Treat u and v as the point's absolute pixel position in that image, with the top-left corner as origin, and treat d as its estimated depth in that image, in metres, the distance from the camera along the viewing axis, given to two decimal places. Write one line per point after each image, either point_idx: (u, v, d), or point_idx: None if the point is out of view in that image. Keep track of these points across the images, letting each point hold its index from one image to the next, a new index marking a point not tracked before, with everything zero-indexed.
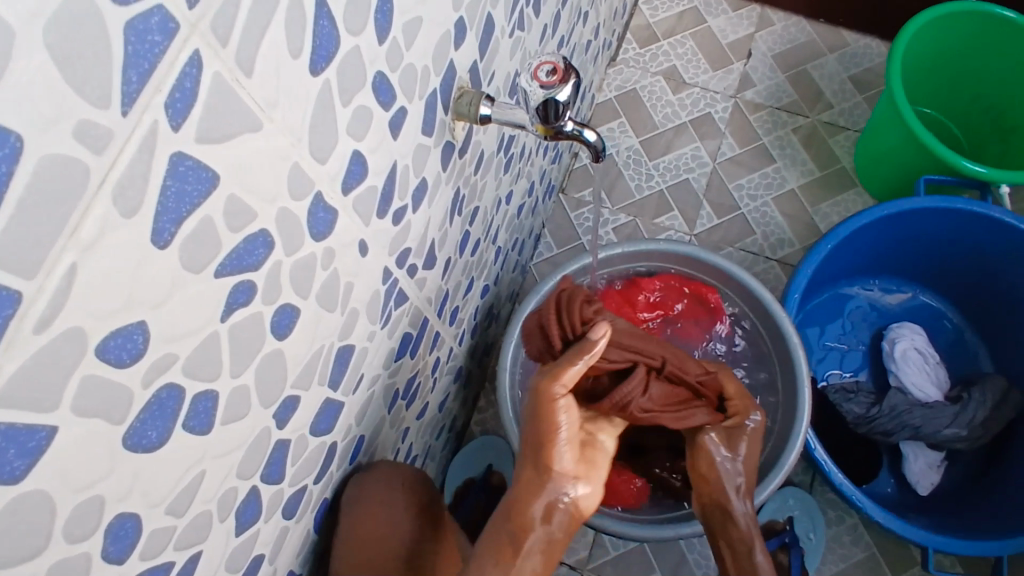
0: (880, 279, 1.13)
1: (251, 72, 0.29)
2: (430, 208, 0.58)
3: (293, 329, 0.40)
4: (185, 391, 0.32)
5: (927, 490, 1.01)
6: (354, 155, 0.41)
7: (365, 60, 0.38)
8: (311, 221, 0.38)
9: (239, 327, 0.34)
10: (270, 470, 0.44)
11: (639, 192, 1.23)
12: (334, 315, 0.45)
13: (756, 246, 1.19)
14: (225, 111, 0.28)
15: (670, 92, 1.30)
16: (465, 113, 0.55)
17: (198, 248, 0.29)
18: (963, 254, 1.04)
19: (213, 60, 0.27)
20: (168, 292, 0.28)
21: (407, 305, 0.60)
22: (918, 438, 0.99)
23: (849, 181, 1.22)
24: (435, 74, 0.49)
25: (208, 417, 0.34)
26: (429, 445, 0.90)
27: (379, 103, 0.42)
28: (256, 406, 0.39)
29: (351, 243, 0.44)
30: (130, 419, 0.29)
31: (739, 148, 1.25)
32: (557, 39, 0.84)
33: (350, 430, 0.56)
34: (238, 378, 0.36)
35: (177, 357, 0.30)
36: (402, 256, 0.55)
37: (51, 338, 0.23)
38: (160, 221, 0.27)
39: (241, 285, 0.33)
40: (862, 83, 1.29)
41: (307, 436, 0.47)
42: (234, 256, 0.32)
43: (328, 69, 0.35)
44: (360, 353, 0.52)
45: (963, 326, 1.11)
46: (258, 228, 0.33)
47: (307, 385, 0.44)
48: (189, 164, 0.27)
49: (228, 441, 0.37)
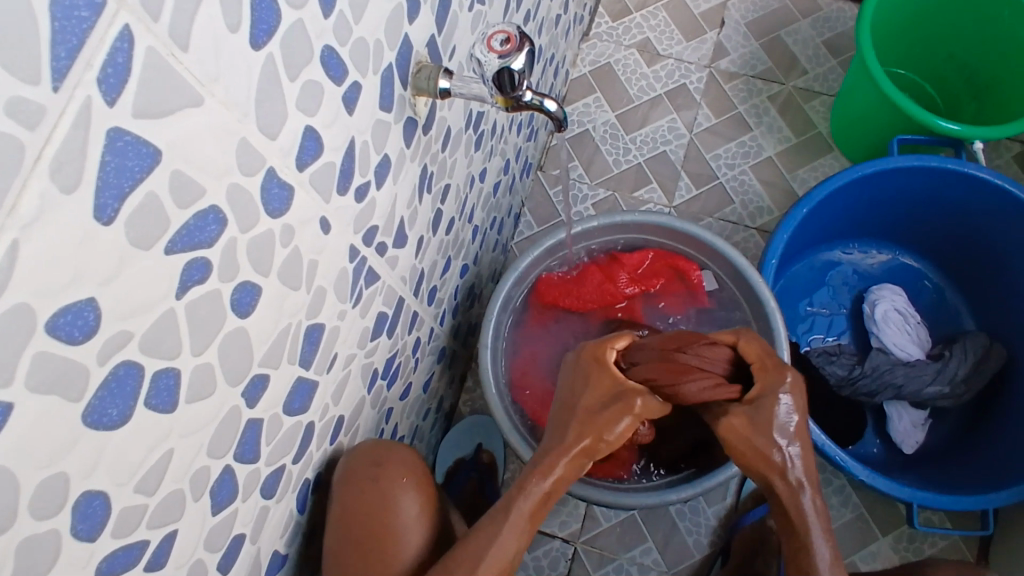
0: (860, 242, 1.14)
1: (187, 47, 0.29)
2: (396, 186, 0.58)
3: (256, 307, 0.40)
4: (144, 369, 0.32)
5: (912, 449, 1.02)
6: (307, 130, 0.41)
7: (310, 34, 0.38)
8: (265, 198, 0.38)
9: (197, 305, 0.35)
10: (244, 449, 0.44)
11: (617, 166, 1.23)
12: (300, 293, 0.45)
13: (735, 215, 1.20)
14: (162, 86, 0.28)
15: (644, 65, 1.29)
16: (424, 88, 0.55)
17: (146, 224, 0.30)
18: (940, 212, 1.04)
19: (146, 34, 0.27)
20: (117, 268, 0.29)
21: (379, 284, 0.61)
22: (901, 397, 1.01)
23: (826, 146, 1.23)
24: (389, 49, 0.49)
25: (171, 395, 0.35)
26: (416, 425, 0.91)
27: (331, 79, 0.42)
28: (223, 385, 0.39)
29: (312, 220, 0.44)
30: (89, 396, 0.29)
31: (715, 118, 1.26)
32: (522, 13, 0.84)
33: (327, 410, 0.57)
34: (200, 356, 0.36)
35: (134, 334, 0.31)
36: (369, 235, 0.55)
37: None
38: (101, 197, 0.27)
39: (196, 262, 0.34)
40: (836, 47, 1.29)
41: (280, 416, 0.48)
42: (185, 233, 0.32)
43: (270, 43, 0.35)
44: (332, 332, 0.53)
45: (945, 285, 1.12)
46: (208, 204, 0.33)
47: (276, 363, 0.45)
48: (128, 139, 0.27)
49: (194, 420, 0.37)
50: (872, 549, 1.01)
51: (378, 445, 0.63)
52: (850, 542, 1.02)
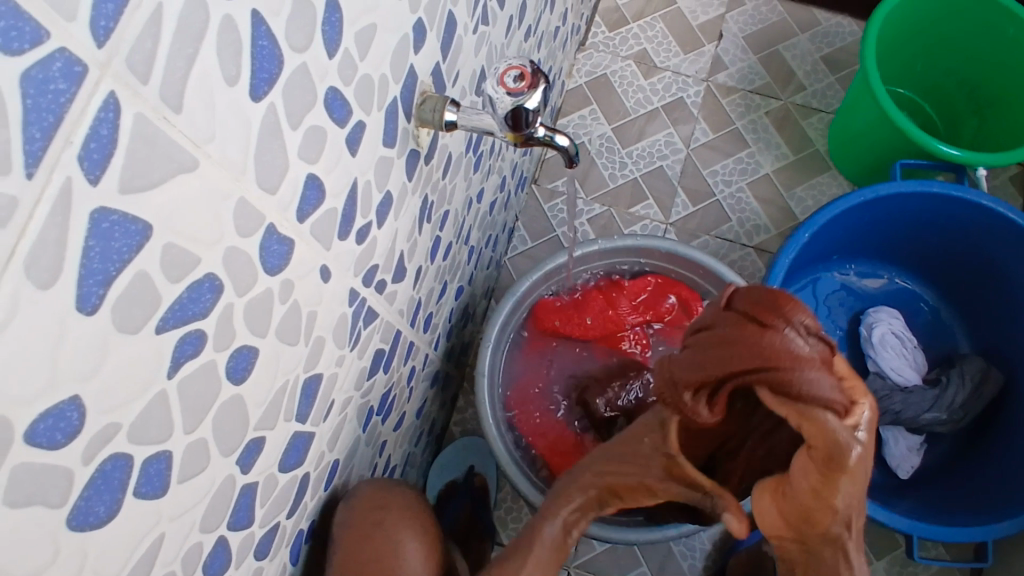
0: (857, 263, 1.13)
1: (181, 108, 0.26)
2: (397, 221, 0.55)
3: (251, 371, 0.37)
4: (132, 458, 0.29)
5: (908, 473, 1.01)
6: (309, 179, 0.37)
7: (315, 77, 0.35)
8: (263, 255, 0.35)
9: (189, 381, 0.32)
10: (237, 516, 0.41)
11: (613, 181, 1.21)
12: (297, 347, 0.42)
13: (732, 233, 1.18)
14: (152, 155, 0.25)
15: (641, 77, 1.27)
16: (429, 120, 0.52)
17: (134, 307, 0.26)
18: (939, 235, 1.04)
19: (134, 101, 0.24)
20: (100, 360, 0.26)
21: (378, 322, 0.58)
22: (897, 422, 1.00)
23: (824, 164, 1.22)
24: (395, 82, 0.46)
25: (161, 479, 0.32)
26: (409, 452, 0.88)
27: (334, 121, 0.39)
28: (216, 458, 0.36)
29: (312, 270, 0.41)
30: (71, 499, 0.26)
31: (713, 133, 1.24)
32: (524, 30, 0.81)
33: (322, 458, 0.54)
34: (193, 433, 0.33)
35: (120, 425, 0.28)
36: (369, 275, 0.52)
37: None
38: (84, 285, 0.24)
39: (189, 336, 0.31)
40: (834, 63, 1.28)
41: (275, 475, 0.45)
42: (177, 308, 0.29)
43: (272, 92, 0.32)
44: (329, 380, 0.50)
45: (941, 307, 1.12)
46: (203, 273, 0.30)
47: (272, 423, 0.42)
48: (115, 219, 0.24)
49: (184, 500, 0.34)
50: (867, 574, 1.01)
51: (382, 485, 0.60)
52: None
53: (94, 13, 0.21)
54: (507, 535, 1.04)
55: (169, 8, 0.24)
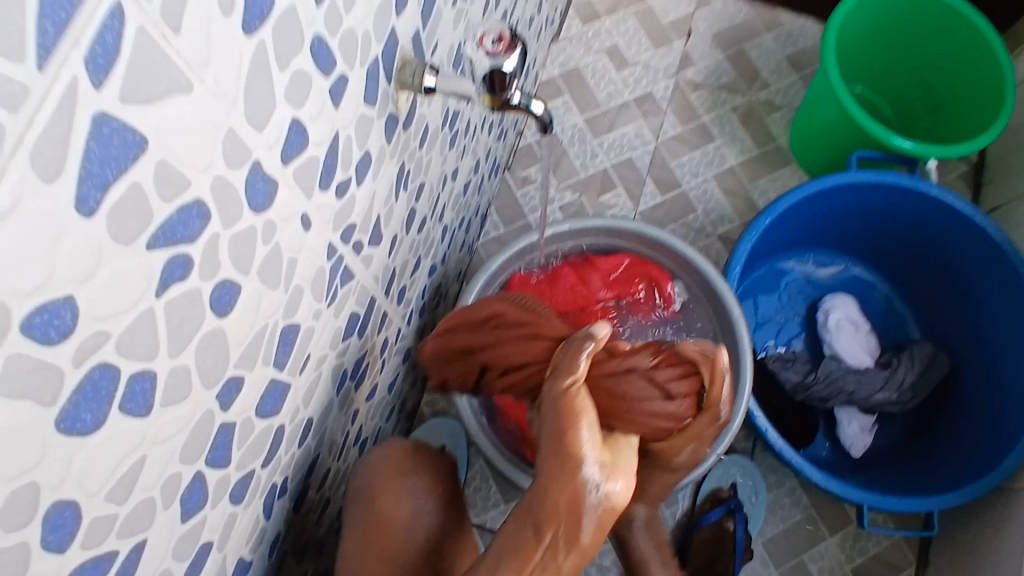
0: (814, 253, 1.18)
1: (179, 30, 0.27)
2: (375, 182, 0.56)
3: (234, 307, 0.39)
4: (119, 371, 0.30)
5: (860, 452, 1.05)
6: (293, 123, 0.39)
7: (301, 22, 0.36)
8: (249, 192, 0.36)
9: (175, 303, 0.33)
10: (214, 454, 0.42)
11: (584, 169, 1.24)
12: (277, 292, 0.43)
13: (697, 223, 1.22)
14: (153, 69, 0.27)
15: (613, 70, 1.30)
16: (408, 84, 0.54)
17: (128, 218, 0.28)
18: (897, 226, 1.09)
19: (138, 14, 0.25)
20: (95, 264, 0.27)
21: (354, 284, 0.59)
22: (851, 403, 1.05)
23: (786, 158, 1.26)
24: (377, 42, 0.47)
25: (146, 400, 0.33)
26: (381, 427, 0.89)
27: (318, 70, 0.40)
28: (197, 389, 0.37)
29: (293, 216, 0.42)
30: (62, 401, 0.27)
31: (681, 126, 1.28)
32: (500, 11, 0.83)
33: (297, 413, 0.55)
34: (176, 359, 0.35)
35: (109, 335, 0.29)
36: (346, 233, 0.53)
37: None
38: (84, 187, 0.25)
39: (176, 259, 0.32)
40: (797, 62, 1.33)
41: (251, 420, 0.46)
42: (166, 228, 0.30)
43: (263, 29, 0.33)
44: (306, 333, 0.51)
45: (895, 296, 1.16)
46: (192, 197, 0.32)
47: (250, 365, 0.43)
48: (114, 126, 0.25)
49: (167, 425, 0.35)
50: (819, 548, 1.05)
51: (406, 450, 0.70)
52: (802, 543, 1.05)
53: None
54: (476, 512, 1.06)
55: None
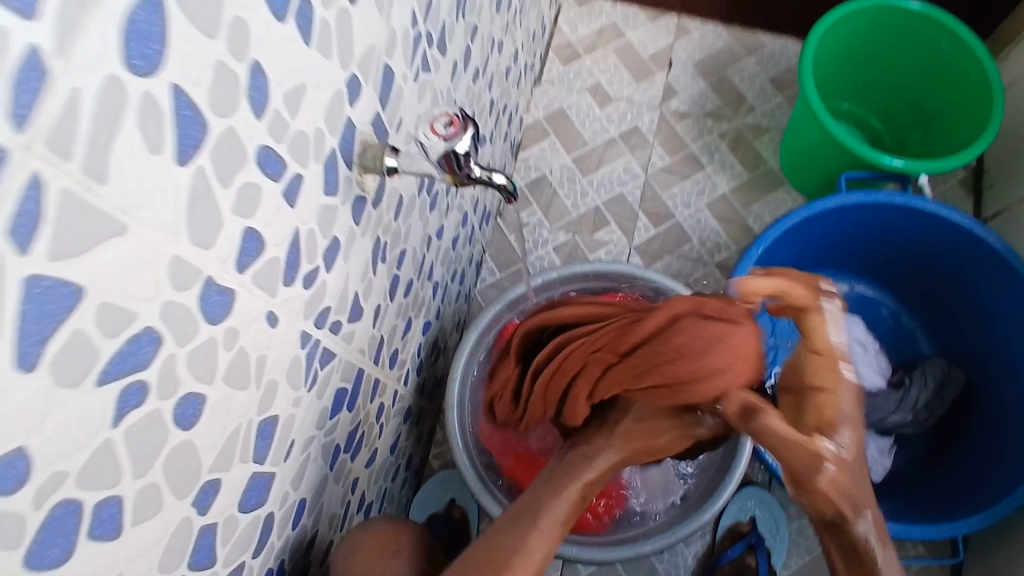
0: (817, 273, 1.16)
1: (106, 179, 0.28)
2: (348, 263, 0.57)
3: (201, 418, 0.39)
4: (82, 503, 0.32)
5: (881, 475, 1.03)
6: (247, 232, 0.40)
7: (243, 138, 0.38)
8: (204, 306, 0.37)
9: (135, 428, 0.34)
10: (198, 555, 0.43)
11: (575, 209, 1.24)
12: (249, 392, 0.44)
13: (694, 252, 1.22)
14: (82, 224, 0.28)
15: (597, 108, 1.31)
16: (371, 167, 0.55)
17: (72, 364, 0.29)
18: (898, 242, 1.07)
19: (59, 177, 0.26)
20: (42, 413, 0.28)
21: (336, 362, 0.60)
22: (867, 425, 1.02)
23: (778, 180, 1.26)
24: (331, 135, 0.48)
25: (115, 522, 0.34)
26: (385, 488, 0.89)
27: (267, 176, 0.41)
28: (168, 501, 0.38)
29: (258, 317, 0.43)
30: (22, 542, 0.29)
31: (669, 157, 1.28)
32: (470, 71, 0.85)
33: (286, 498, 0.55)
34: (143, 479, 0.35)
35: (66, 475, 0.30)
36: (321, 317, 0.54)
37: None
38: (22, 346, 0.26)
39: (132, 388, 0.33)
40: (781, 83, 1.33)
41: (234, 516, 0.47)
42: (117, 360, 0.31)
43: (199, 156, 0.34)
44: (288, 421, 0.52)
45: (904, 310, 1.15)
46: (141, 327, 0.32)
47: (227, 466, 0.44)
48: (47, 284, 0.26)
49: (139, 542, 0.37)
50: None
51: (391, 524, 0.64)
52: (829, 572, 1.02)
53: (12, 101, 0.24)
54: None
55: (89, 91, 0.26)
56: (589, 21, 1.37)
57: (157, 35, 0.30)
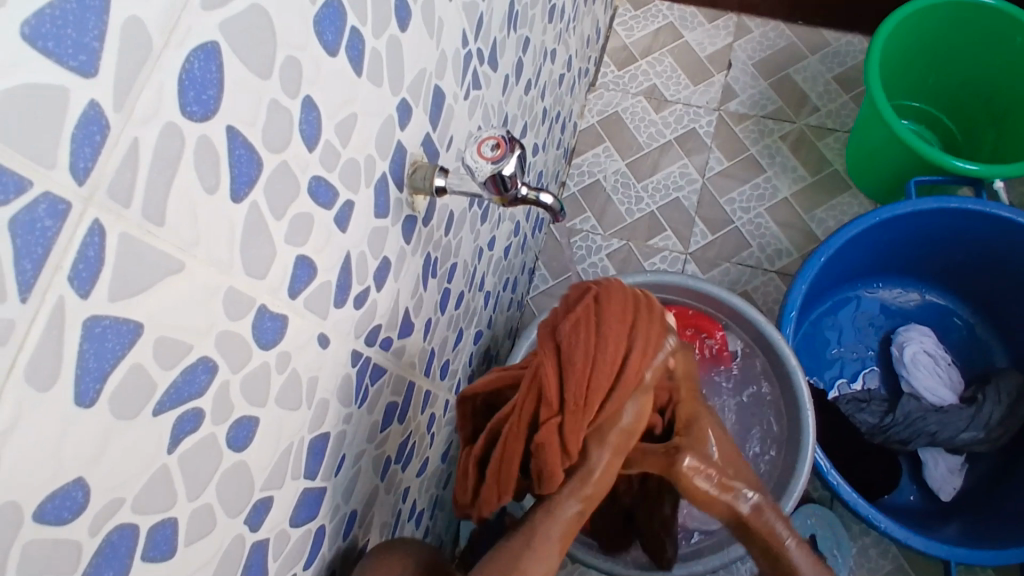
0: (884, 281, 1.11)
1: (163, 222, 0.30)
2: (398, 281, 0.58)
3: (253, 439, 0.41)
4: (139, 526, 0.33)
5: (950, 496, 0.99)
6: (299, 259, 0.41)
7: (295, 171, 0.39)
8: (257, 333, 0.39)
9: (190, 453, 0.35)
10: (249, 571, 0.44)
11: (629, 215, 1.23)
12: (300, 412, 0.46)
13: (753, 259, 1.18)
14: (138, 266, 0.29)
15: (652, 111, 1.29)
16: (420, 187, 0.55)
17: (130, 396, 0.30)
18: (970, 250, 1.02)
19: (117, 223, 0.28)
20: (103, 443, 0.29)
21: (387, 377, 0.61)
22: (936, 444, 0.98)
23: (843, 183, 1.21)
24: (381, 159, 0.49)
25: (169, 544, 0.36)
26: (436, 496, 0.90)
27: (319, 205, 0.42)
28: (222, 520, 0.40)
29: (309, 340, 0.45)
30: (83, 565, 0.30)
31: (727, 160, 1.24)
32: (523, 83, 0.85)
33: (337, 510, 0.57)
34: (197, 500, 0.37)
35: (124, 499, 0.32)
36: (372, 335, 0.55)
37: None
38: (82, 383, 0.28)
39: (187, 414, 0.34)
40: (846, 82, 1.28)
41: (286, 531, 0.48)
42: (173, 391, 0.33)
43: (252, 191, 0.35)
44: (338, 437, 0.53)
45: (977, 322, 1.09)
46: (197, 357, 0.34)
47: (279, 483, 0.45)
48: (106, 323, 0.28)
49: (194, 560, 0.38)
50: None
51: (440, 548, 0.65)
52: None
53: (73, 157, 0.25)
54: None
55: (147, 140, 0.28)
56: (646, 23, 1.34)
57: (214, 80, 0.31)
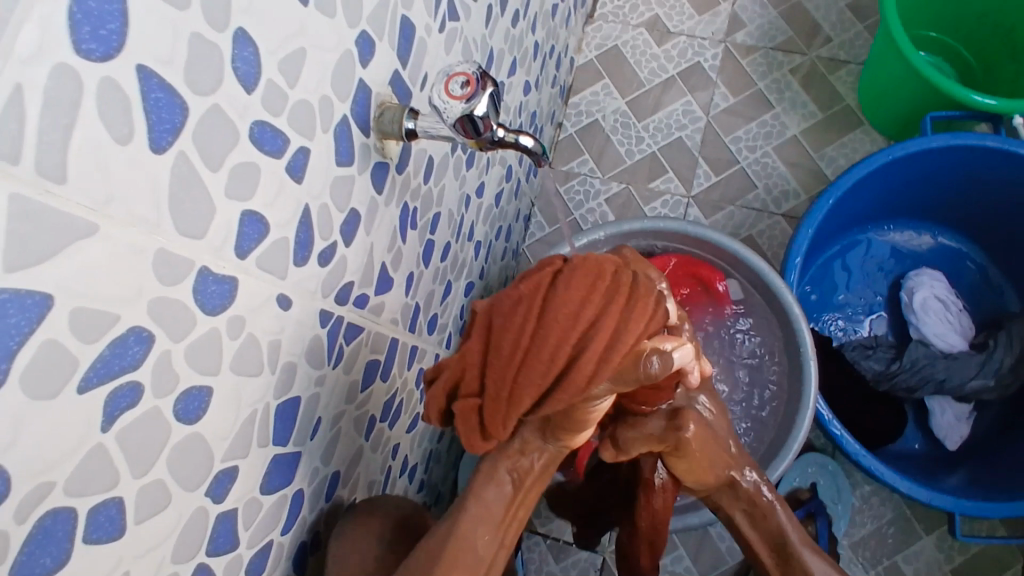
0: (896, 223, 1.06)
1: (66, 178, 0.26)
2: (370, 235, 0.54)
3: (207, 410, 0.38)
4: (75, 510, 0.31)
5: (956, 445, 0.97)
6: (246, 215, 0.37)
7: (232, 116, 0.35)
8: (200, 298, 0.35)
9: (129, 430, 0.33)
10: (218, 541, 0.43)
11: (629, 156, 1.17)
12: (262, 378, 0.43)
13: (758, 202, 1.13)
14: (39, 230, 0.26)
15: (654, 45, 1.21)
16: (389, 132, 0.51)
17: (47, 374, 0.27)
18: (990, 190, 0.96)
19: (6, 182, 0.24)
20: (17, 427, 0.27)
21: (364, 336, 0.58)
22: (944, 392, 0.95)
23: (857, 119, 1.14)
24: (341, 101, 0.45)
25: (116, 524, 0.34)
26: (430, 449, 0.89)
27: (267, 154, 0.38)
28: (179, 494, 0.38)
29: (266, 302, 0.41)
30: (12, 555, 0.28)
31: (733, 96, 1.18)
32: (509, 15, 0.78)
33: (316, 473, 0.55)
34: (144, 477, 0.35)
35: (54, 484, 0.29)
36: (343, 293, 0.52)
37: None
38: None
39: (122, 389, 0.32)
40: (863, 8, 1.19)
41: (257, 498, 0.46)
42: (100, 365, 0.30)
43: (179, 141, 0.31)
44: (311, 400, 0.51)
45: (992, 266, 1.04)
46: (126, 328, 0.31)
47: (244, 452, 0.43)
48: (5, 297, 0.25)
49: (149, 538, 0.36)
50: (915, 550, 0.97)
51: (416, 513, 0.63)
52: (894, 543, 0.97)
53: None
54: (541, 522, 1.05)
55: (33, 84, 0.24)
56: None
57: (116, 12, 0.27)
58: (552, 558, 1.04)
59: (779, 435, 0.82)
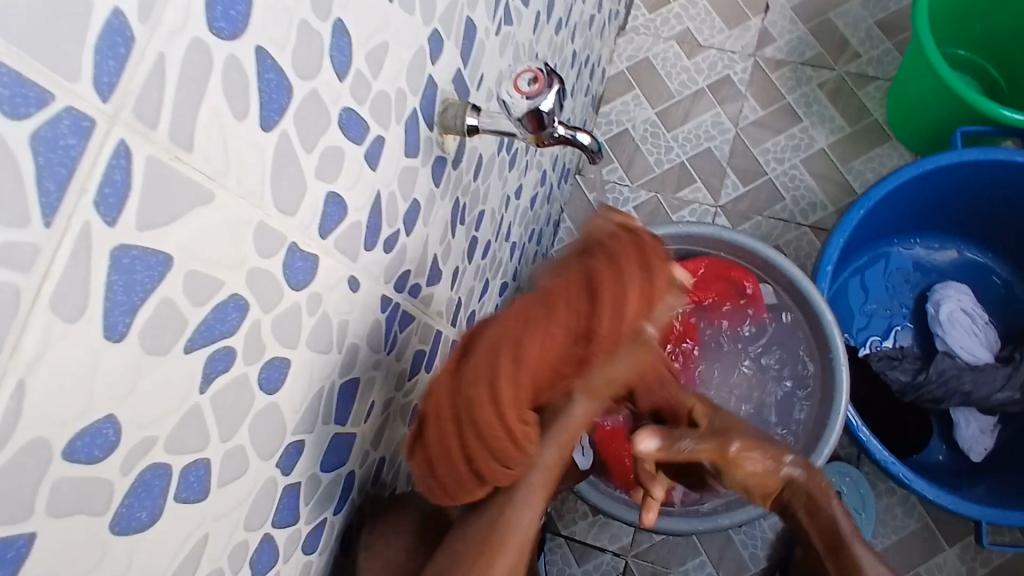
0: (922, 237, 1.08)
1: (191, 147, 0.28)
2: (427, 226, 0.56)
3: (285, 381, 0.40)
4: (172, 467, 0.32)
5: (982, 457, 0.97)
6: (329, 196, 0.39)
7: (326, 101, 0.37)
8: (288, 272, 0.37)
9: (222, 393, 0.34)
10: (282, 514, 0.44)
11: (658, 165, 1.19)
12: (330, 355, 0.44)
13: (786, 213, 1.15)
14: (166, 193, 0.27)
15: (685, 57, 1.23)
16: (451, 126, 0.53)
17: (161, 332, 0.29)
18: (1018, 206, 0.98)
19: (144, 145, 0.26)
20: (133, 382, 0.28)
21: (415, 325, 0.60)
22: (969, 404, 0.96)
23: (884, 134, 1.16)
24: (412, 94, 0.47)
25: (202, 484, 0.35)
26: None
27: (351, 140, 0.40)
28: (255, 462, 0.39)
29: (339, 282, 0.43)
30: (115, 506, 0.30)
31: (762, 109, 1.19)
32: (553, 23, 0.81)
33: (366, 456, 0.56)
34: (229, 441, 0.36)
35: (157, 438, 0.31)
36: (400, 281, 0.54)
37: (11, 455, 0.24)
38: (111, 316, 0.26)
39: (219, 353, 0.33)
40: (891, 26, 1.21)
41: (317, 475, 0.48)
42: (205, 328, 0.32)
43: (283, 120, 0.33)
44: (368, 383, 0.52)
45: (1017, 281, 1.05)
46: (228, 294, 0.33)
47: (311, 427, 0.44)
48: (135, 254, 0.27)
49: (226, 502, 0.38)
50: (939, 561, 0.97)
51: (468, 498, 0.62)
52: (918, 555, 0.97)
53: (96, 70, 0.23)
54: (564, 524, 1.05)
55: (173, 56, 0.26)
56: None
57: None
58: (574, 560, 1.04)
59: (808, 446, 0.83)
